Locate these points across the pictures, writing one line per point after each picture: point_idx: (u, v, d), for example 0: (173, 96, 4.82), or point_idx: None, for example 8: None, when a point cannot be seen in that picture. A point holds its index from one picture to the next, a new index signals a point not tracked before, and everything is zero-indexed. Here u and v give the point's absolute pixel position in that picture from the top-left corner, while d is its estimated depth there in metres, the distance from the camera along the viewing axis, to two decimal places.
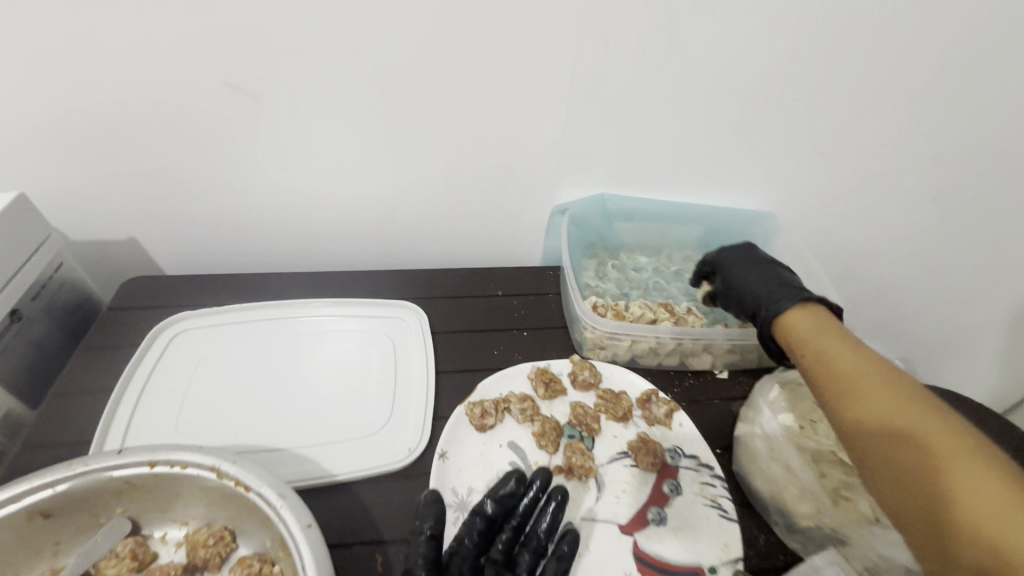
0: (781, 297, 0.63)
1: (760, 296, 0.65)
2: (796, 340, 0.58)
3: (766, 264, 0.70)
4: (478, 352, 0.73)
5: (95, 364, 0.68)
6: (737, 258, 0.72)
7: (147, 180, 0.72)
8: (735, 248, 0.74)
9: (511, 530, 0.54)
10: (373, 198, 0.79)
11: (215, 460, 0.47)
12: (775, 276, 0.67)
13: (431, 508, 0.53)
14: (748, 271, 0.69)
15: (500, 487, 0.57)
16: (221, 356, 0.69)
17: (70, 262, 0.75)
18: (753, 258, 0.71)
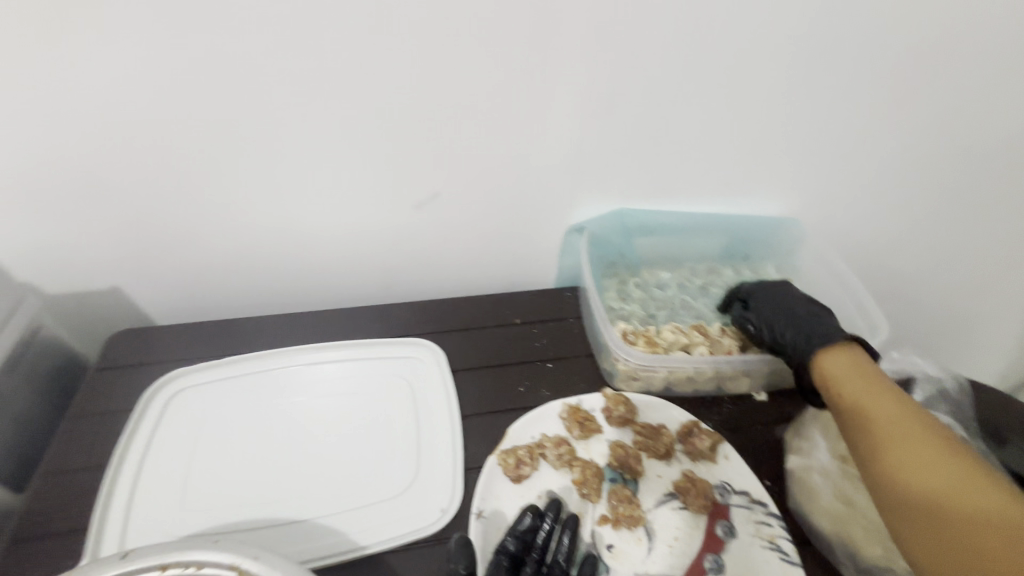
0: (815, 337, 0.63)
1: (792, 336, 0.65)
2: (830, 377, 0.60)
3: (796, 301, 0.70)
4: (503, 391, 0.68)
5: (86, 432, 0.62)
6: (769, 291, 0.72)
7: (128, 225, 0.66)
8: (762, 282, 0.74)
9: (534, 565, 0.53)
10: (376, 228, 0.73)
11: (235, 557, 0.42)
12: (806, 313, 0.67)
13: (464, 549, 0.50)
14: (778, 306, 0.69)
15: (516, 522, 0.55)
16: (226, 417, 0.63)
17: (44, 320, 0.71)
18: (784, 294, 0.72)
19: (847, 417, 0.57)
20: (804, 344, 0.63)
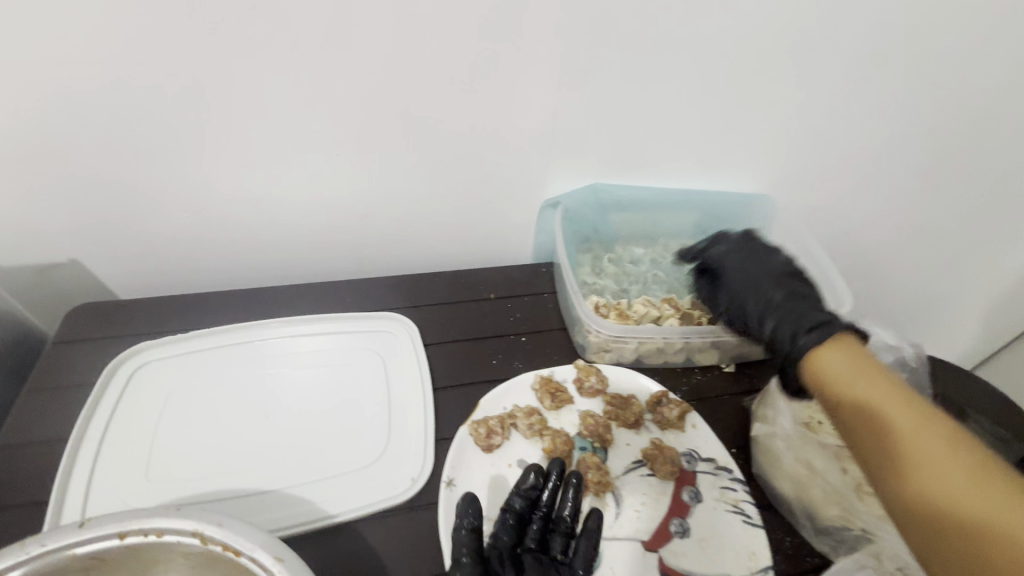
0: (804, 329, 0.55)
1: (780, 332, 0.57)
2: (829, 382, 0.51)
3: (778, 276, 0.61)
4: (475, 363, 0.68)
5: (46, 406, 0.60)
6: (748, 268, 0.63)
7: (84, 193, 0.63)
8: (736, 253, 0.65)
9: (539, 521, 0.55)
10: (347, 201, 0.72)
11: (196, 525, 0.41)
12: (790, 293, 0.59)
13: (467, 505, 0.52)
14: (760, 288, 0.61)
15: (521, 481, 0.56)
16: (192, 390, 0.62)
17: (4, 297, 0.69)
18: (764, 269, 0.63)
19: (856, 429, 0.48)
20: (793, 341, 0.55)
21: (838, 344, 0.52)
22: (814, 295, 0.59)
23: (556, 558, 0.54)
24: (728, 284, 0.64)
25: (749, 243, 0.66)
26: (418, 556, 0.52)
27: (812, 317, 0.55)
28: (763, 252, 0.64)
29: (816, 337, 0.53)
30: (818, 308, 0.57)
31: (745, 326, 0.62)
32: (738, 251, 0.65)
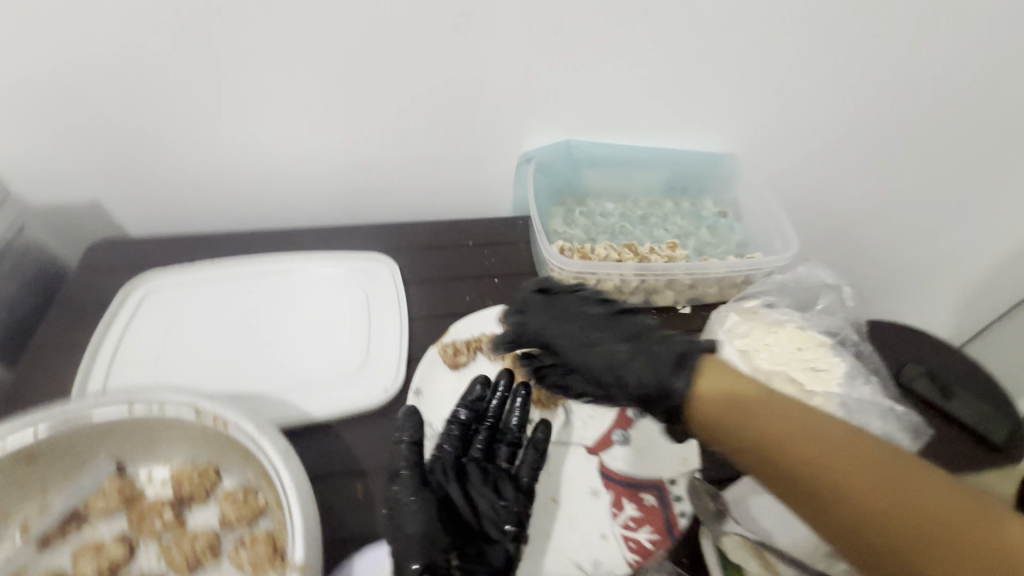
0: (669, 373, 0.46)
1: (647, 382, 0.47)
2: (710, 417, 0.43)
3: (592, 326, 0.52)
4: (450, 298, 0.75)
5: (70, 323, 0.68)
6: (571, 332, 0.52)
7: (104, 139, 0.71)
8: (553, 316, 0.53)
9: (487, 430, 0.58)
10: (337, 154, 0.79)
11: (193, 398, 0.49)
12: (630, 339, 0.50)
13: (409, 419, 0.54)
14: (609, 346, 0.50)
15: (466, 394, 0.59)
16: (195, 311, 0.69)
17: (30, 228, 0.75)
18: (574, 320, 0.52)
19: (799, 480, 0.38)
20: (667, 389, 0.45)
21: (711, 373, 0.45)
22: (639, 324, 0.51)
23: (501, 466, 0.56)
24: (575, 354, 0.51)
25: (553, 302, 0.54)
26: (387, 450, 0.59)
27: (677, 360, 0.47)
28: (576, 312, 0.53)
29: (684, 379, 0.45)
30: (638, 337, 0.50)
31: (633, 390, 0.48)
32: (560, 307, 0.53)
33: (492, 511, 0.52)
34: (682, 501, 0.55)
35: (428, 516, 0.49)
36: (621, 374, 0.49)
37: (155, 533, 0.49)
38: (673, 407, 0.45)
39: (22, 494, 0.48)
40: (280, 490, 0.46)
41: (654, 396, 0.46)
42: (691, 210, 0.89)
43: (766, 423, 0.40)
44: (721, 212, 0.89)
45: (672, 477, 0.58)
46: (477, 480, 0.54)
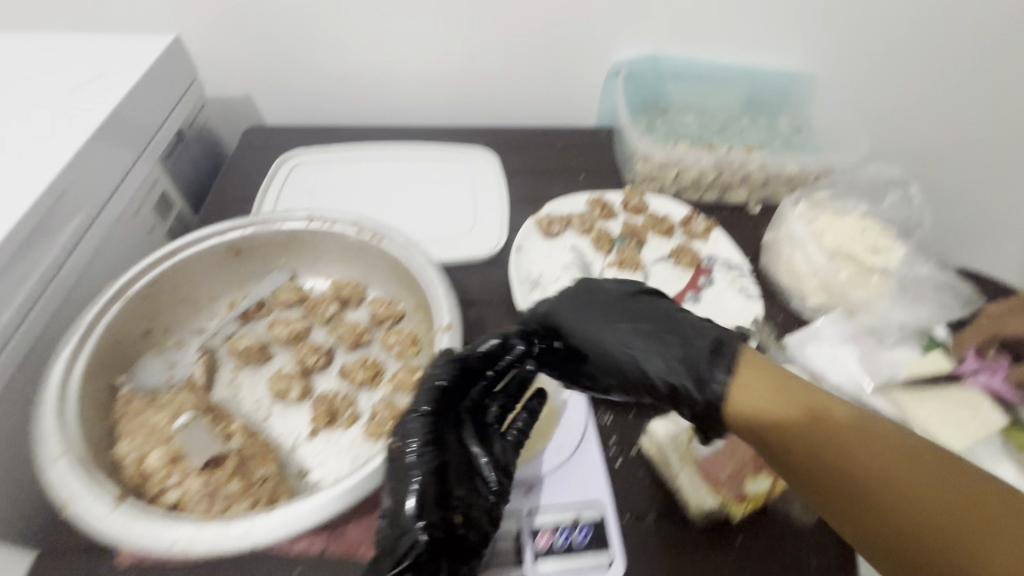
0: (707, 365, 0.47)
1: (682, 372, 0.47)
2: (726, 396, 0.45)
3: (617, 319, 0.53)
4: (542, 187, 0.86)
5: (235, 183, 0.83)
6: (596, 324, 0.53)
7: (259, 34, 0.84)
8: (577, 304, 0.55)
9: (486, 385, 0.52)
10: (447, 61, 0.89)
11: (356, 220, 0.63)
12: (655, 335, 0.50)
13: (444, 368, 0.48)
14: (633, 340, 0.51)
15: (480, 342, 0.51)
16: (332, 181, 0.83)
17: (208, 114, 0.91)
18: (598, 315, 0.54)
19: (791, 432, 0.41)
20: (703, 382, 0.46)
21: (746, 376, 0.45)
22: (664, 311, 0.53)
23: (489, 423, 0.52)
24: (604, 347, 0.52)
25: (579, 293, 0.56)
26: (494, 289, 0.71)
27: (711, 355, 0.47)
28: (599, 306, 0.54)
29: (722, 371, 0.45)
30: (664, 326, 0.51)
31: (661, 382, 0.49)
32: (580, 304, 0.55)
33: (482, 473, 0.48)
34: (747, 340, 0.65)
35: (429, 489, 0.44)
36: (652, 367, 0.49)
37: (324, 318, 0.63)
38: (710, 403, 0.45)
39: (228, 282, 0.64)
40: (427, 284, 0.59)
41: (688, 394, 0.46)
42: (768, 126, 0.95)
43: (770, 390, 0.43)
44: (797, 127, 0.94)
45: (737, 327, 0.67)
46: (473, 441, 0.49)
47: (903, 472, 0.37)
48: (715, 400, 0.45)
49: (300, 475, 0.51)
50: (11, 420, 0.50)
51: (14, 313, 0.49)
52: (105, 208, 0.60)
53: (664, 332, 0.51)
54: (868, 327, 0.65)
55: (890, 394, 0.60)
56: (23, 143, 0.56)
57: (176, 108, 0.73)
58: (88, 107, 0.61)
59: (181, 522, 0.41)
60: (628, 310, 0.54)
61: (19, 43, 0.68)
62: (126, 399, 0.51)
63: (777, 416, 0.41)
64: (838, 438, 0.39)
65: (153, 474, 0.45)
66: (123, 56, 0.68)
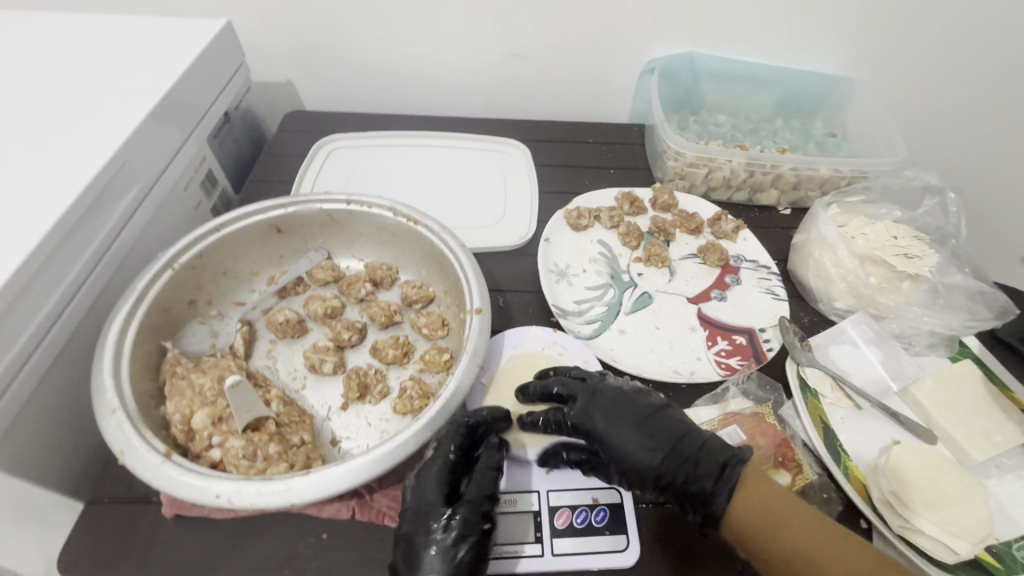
0: (711, 485, 0.47)
1: (688, 490, 0.48)
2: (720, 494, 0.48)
3: (638, 427, 0.51)
4: (572, 180, 0.87)
5: (276, 165, 0.87)
6: (617, 427, 0.52)
7: (302, 22, 0.86)
8: (602, 405, 0.53)
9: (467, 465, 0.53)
10: (484, 53, 0.91)
11: (392, 203, 0.65)
12: (670, 448, 0.50)
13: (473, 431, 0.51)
14: (649, 456, 0.49)
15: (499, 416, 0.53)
16: (368, 166, 0.86)
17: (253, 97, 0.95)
18: (619, 415, 0.52)
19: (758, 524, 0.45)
20: (707, 503, 0.47)
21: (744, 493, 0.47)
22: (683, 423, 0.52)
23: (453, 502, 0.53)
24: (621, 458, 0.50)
25: (605, 395, 0.54)
26: (522, 278, 0.72)
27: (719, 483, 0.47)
28: (624, 410, 0.53)
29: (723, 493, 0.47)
30: (681, 438, 0.50)
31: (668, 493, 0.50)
32: (602, 402, 0.53)
33: None
34: (770, 341, 0.66)
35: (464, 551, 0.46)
36: (661, 480, 0.49)
37: (357, 298, 0.66)
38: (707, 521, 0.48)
39: (268, 258, 0.67)
40: (458, 268, 0.61)
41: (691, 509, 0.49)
42: (801, 128, 0.95)
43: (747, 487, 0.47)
44: (829, 132, 0.94)
45: (762, 327, 0.67)
46: None
47: (838, 558, 0.43)
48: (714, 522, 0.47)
49: (332, 444, 0.54)
50: (71, 378, 0.53)
51: (74, 279, 0.52)
52: (153, 185, 0.63)
53: (681, 446, 0.50)
54: (893, 332, 0.65)
55: (915, 399, 0.60)
56: (81, 115, 0.58)
57: (225, 90, 0.76)
58: (143, 87, 0.63)
59: (225, 476, 0.43)
60: (651, 416, 0.52)
61: (73, 22, 0.71)
62: (172, 361, 0.53)
63: (743, 511, 0.46)
64: (789, 532, 0.44)
65: (198, 432, 0.48)
66: (176, 39, 0.69)
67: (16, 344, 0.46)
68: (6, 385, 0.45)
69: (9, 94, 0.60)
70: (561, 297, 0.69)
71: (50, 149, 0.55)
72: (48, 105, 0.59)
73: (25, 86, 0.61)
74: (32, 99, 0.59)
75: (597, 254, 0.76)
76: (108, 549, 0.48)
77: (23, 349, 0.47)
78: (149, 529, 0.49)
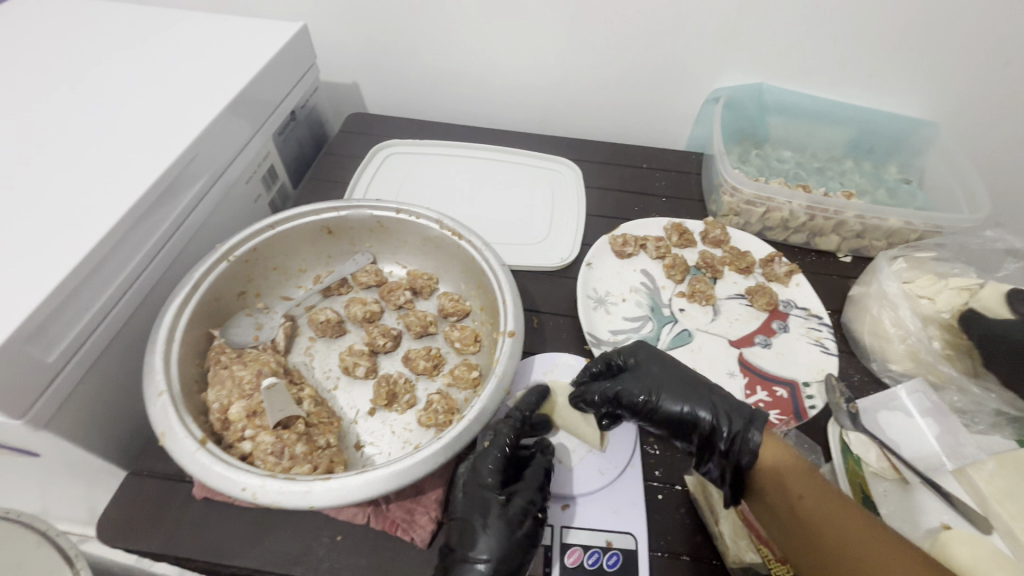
0: (749, 426, 0.52)
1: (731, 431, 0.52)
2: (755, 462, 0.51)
3: (680, 381, 0.57)
4: (622, 204, 0.86)
5: (335, 164, 0.90)
6: (663, 379, 0.57)
7: (374, 31, 0.89)
8: (649, 366, 0.58)
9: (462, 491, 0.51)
10: (546, 71, 0.91)
11: (440, 216, 0.66)
12: (709, 398, 0.55)
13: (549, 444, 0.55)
14: (689, 402, 0.55)
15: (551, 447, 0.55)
16: (421, 174, 0.87)
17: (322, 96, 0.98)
18: (662, 374, 0.57)
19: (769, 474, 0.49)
20: (742, 438, 0.51)
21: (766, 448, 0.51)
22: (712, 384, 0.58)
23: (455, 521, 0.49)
24: (663, 398, 0.55)
25: (648, 352, 0.60)
26: (560, 300, 0.72)
27: (754, 424, 0.52)
28: (665, 366, 0.58)
29: (756, 432, 0.51)
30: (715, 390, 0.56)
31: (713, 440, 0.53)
32: (647, 362, 0.59)
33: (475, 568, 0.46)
34: (814, 398, 0.62)
35: (507, 535, 0.47)
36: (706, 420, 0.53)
37: (397, 304, 0.67)
38: (737, 468, 0.51)
39: (317, 257, 0.69)
40: (497, 286, 0.61)
41: (720, 449, 0.52)
42: (873, 172, 0.90)
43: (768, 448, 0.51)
44: (904, 178, 0.89)
45: (806, 380, 0.64)
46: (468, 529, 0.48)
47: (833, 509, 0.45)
48: (743, 465, 0.50)
49: (356, 448, 0.55)
50: (129, 356, 0.57)
51: (141, 261, 0.56)
52: (220, 176, 0.67)
53: (717, 395, 0.55)
54: (955, 406, 0.61)
55: (971, 481, 0.54)
56: (164, 107, 0.63)
57: (294, 89, 0.79)
58: (221, 84, 0.66)
59: (252, 470, 0.45)
60: (687, 374, 0.58)
61: (166, 19, 0.75)
62: (218, 350, 0.56)
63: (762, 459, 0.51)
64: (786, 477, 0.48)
65: (233, 423, 0.50)
66: (256, 39, 0.73)
67: (84, 318, 0.50)
68: (71, 355, 0.49)
69: (104, 82, 0.64)
70: (597, 325, 0.68)
71: (131, 138, 0.59)
72: (135, 95, 0.63)
73: (120, 76, 0.66)
74: (122, 88, 0.64)
75: (639, 284, 0.74)
76: (141, 521, 0.51)
77: (90, 324, 0.51)
78: (181, 507, 0.51)
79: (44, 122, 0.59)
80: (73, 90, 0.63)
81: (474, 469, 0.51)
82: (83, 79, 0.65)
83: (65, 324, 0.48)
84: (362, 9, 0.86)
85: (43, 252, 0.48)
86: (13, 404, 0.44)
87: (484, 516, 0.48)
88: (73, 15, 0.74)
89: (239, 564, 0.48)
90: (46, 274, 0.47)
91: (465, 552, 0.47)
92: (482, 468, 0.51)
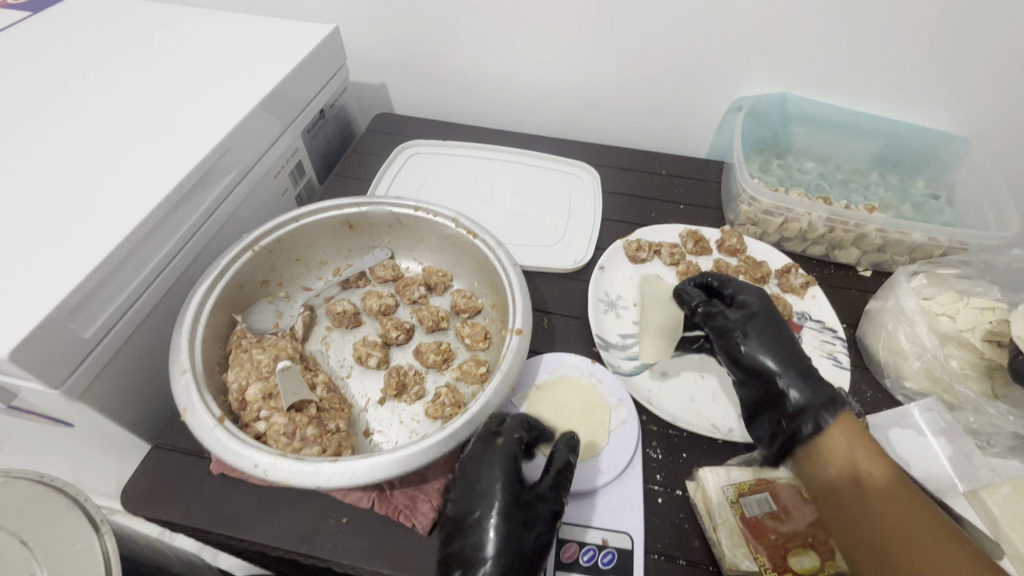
0: (816, 407, 0.52)
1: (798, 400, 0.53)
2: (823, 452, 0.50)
3: (775, 341, 0.58)
4: (639, 210, 0.86)
5: (360, 161, 0.93)
6: (755, 334, 0.59)
7: (403, 35, 0.92)
8: (751, 318, 0.60)
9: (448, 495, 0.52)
10: (568, 77, 0.92)
11: (455, 215, 0.68)
12: (795, 366, 0.55)
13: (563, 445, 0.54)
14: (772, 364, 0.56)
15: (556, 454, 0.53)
16: (442, 174, 0.90)
17: (353, 96, 1.01)
18: (761, 327, 0.59)
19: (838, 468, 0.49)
20: (808, 408, 0.52)
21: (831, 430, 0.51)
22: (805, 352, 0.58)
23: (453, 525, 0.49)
24: (749, 343, 0.58)
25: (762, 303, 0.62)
26: (571, 303, 0.73)
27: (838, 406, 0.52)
28: (775, 319, 0.60)
29: (829, 414, 0.51)
30: (803, 359, 0.56)
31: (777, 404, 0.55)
32: (749, 313, 0.61)
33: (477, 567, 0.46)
34: None
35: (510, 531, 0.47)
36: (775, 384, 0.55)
37: (411, 299, 0.69)
38: (796, 433, 0.53)
39: (338, 250, 0.72)
40: (508, 285, 0.62)
41: (785, 411, 0.54)
42: (899, 186, 0.88)
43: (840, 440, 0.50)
44: (932, 193, 0.87)
45: None
46: (466, 531, 0.48)
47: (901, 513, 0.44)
48: (802, 433, 0.52)
49: (365, 435, 0.57)
50: (158, 335, 0.60)
51: (175, 245, 0.59)
52: (251, 169, 0.70)
53: (801, 364, 0.56)
54: (970, 427, 0.59)
55: (984, 504, 0.53)
56: (201, 102, 0.66)
57: (324, 88, 0.82)
58: (256, 80, 0.70)
59: (265, 448, 0.47)
60: (785, 336, 0.58)
61: (209, 18, 0.80)
62: (239, 334, 0.59)
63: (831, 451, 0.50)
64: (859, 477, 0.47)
65: (249, 403, 0.53)
66: (289, 39, 0.76)
67: (120, 297, 0.53)
68: (105, 332, 0.52)
69: (151, 77, 0.69)
70: (606, 328, 0.69)
71: (169, 130, 0.62)
72: (174, 93, 0.67)
73: (166, 70, 0.70)
74: (166, 82, 0.68)
75: None
76: (161, 493, 0.53)
77: (125, 302, 0.54)
78: (197, 482, 0.54)
79: (94, 114, 0.63)
80: (121, 84, 0.67)
81: (470, 466, 0.51)
82: (133, 74, 0.69)
83: (102, 301, 0.52)
84: (393, 12, 0.88)
85: (86, 234, 0.51)
86: (51, 373, 0.47)
87: (486, 511, 0.48)
88: (128, 13, 0.79)
89: (250, 538, 0.51)
90: (84, 255, 0.50)
91: (471, 550, 0.47)
92: (486, 450, 0.51)
